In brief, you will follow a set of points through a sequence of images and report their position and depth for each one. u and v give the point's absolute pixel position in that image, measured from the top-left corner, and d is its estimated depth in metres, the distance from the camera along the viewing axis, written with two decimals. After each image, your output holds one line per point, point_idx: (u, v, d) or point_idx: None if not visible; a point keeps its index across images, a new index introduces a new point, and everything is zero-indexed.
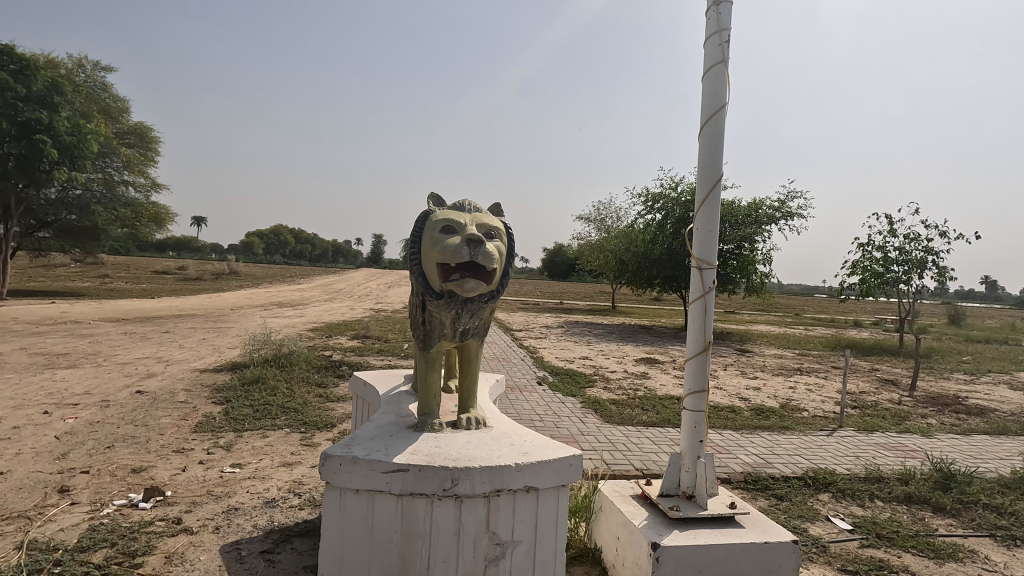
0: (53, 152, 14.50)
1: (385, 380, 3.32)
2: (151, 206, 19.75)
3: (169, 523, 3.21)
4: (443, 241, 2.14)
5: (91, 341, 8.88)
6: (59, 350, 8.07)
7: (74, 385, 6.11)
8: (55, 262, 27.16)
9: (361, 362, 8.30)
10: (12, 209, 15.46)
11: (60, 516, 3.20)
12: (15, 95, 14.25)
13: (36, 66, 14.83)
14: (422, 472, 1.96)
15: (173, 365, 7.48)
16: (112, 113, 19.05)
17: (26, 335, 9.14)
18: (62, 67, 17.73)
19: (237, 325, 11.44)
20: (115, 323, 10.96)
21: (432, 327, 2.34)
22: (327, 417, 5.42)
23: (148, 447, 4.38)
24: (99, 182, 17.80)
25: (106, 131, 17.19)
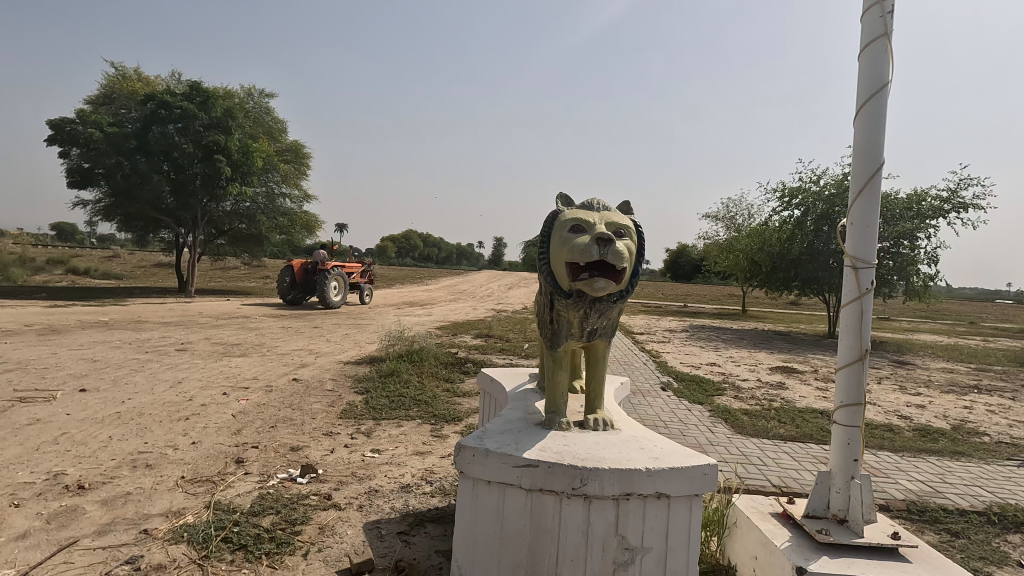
0: (227, 169, 16.94)
1: (511, 377, 3.40)
2: (304, 215, 22.26)
3: (321, 498, 3.57)
4: (572, 239, 2.13)
5: (257, 334, 10.21)
6: (233, 340, 9.39)
7: (245, 371, 7.06)
8: (229, 265, 31.71)
9: (484, 360, 8.61)
10: (198, 220, 18.32)
11: (237, 483, 3.71)
12: (200, 121, 16.85)
13: (216, 96, 17.33)
14: (552, 469, 1.98)
15: (322, 356, 8.35)
16: (274, 134, 21.75)
17: (209, 326, 10.76)
18: (236, 97, 20.62)
19: (374, 321, 12.50)
20: (275, 319, 12.48)
21: (560, 326, 2.34)
22: (454, 411, 5.70)
23: (303, 428, 4.93)
24: (264, 195, 20.46)
25: (269, 149, 19.69)
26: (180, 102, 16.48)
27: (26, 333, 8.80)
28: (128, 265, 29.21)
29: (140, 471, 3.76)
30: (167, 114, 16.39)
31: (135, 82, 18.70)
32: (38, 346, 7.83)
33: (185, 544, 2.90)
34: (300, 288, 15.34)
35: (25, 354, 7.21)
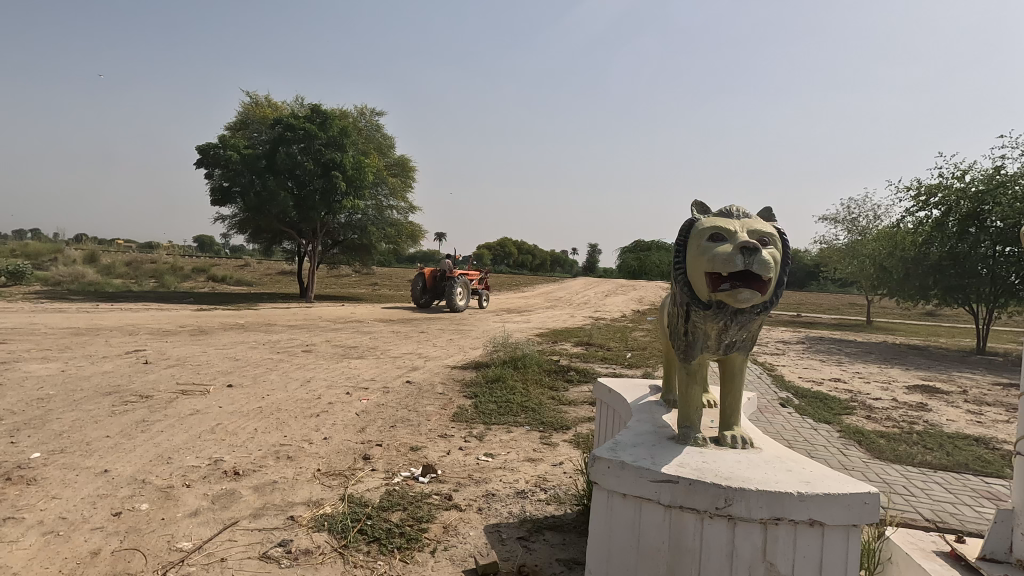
0: (342, 184, 18.29)
1: (631, 389, 3.34)
2: (409, 225, 23.47)
3: (442, 498, 3.71)
4: (712, 249, 2.06)
5: (371, 338, 10.88)
6: (351, 343, 10.08)
7: (363, 373, 7.54)
8: (342, 272, 34.15)
9: (587, 368, 8.54)
10: (317, 232, 19.94)
11: (366, 478, 3.96)
12: (320, 141, 18.35)
13: (333, 117, 18.81)
14: (693, 486, 1.92)
15: (430, 361, 8.73)
16: (383, 149, 23.16)
17: (329, 330, 11.65)
18: (350, 117, 22.27)
19: (476, 327, 12.85)
20: (385, 324, 13.23)
21: (695, 337, 2.26)
22: (562, 419, 5.70)
23: (420, 429, 5.17)
24: (373, 207, 21.85)
25: (379, 164, 21.01)
26: (303, 125, 18.07)
27: (182, 333, 10.04)
28: (257, 273, 32.40)
29: (283, 462, 4.13)
30: (292, 136, 18.05)
31: (266, 109, 20.81)
32: (192, 345, 8.90)
33: (327, 533, 3.14)
34: (430, 294, 17.17)
35: (182, 352, 8.23)
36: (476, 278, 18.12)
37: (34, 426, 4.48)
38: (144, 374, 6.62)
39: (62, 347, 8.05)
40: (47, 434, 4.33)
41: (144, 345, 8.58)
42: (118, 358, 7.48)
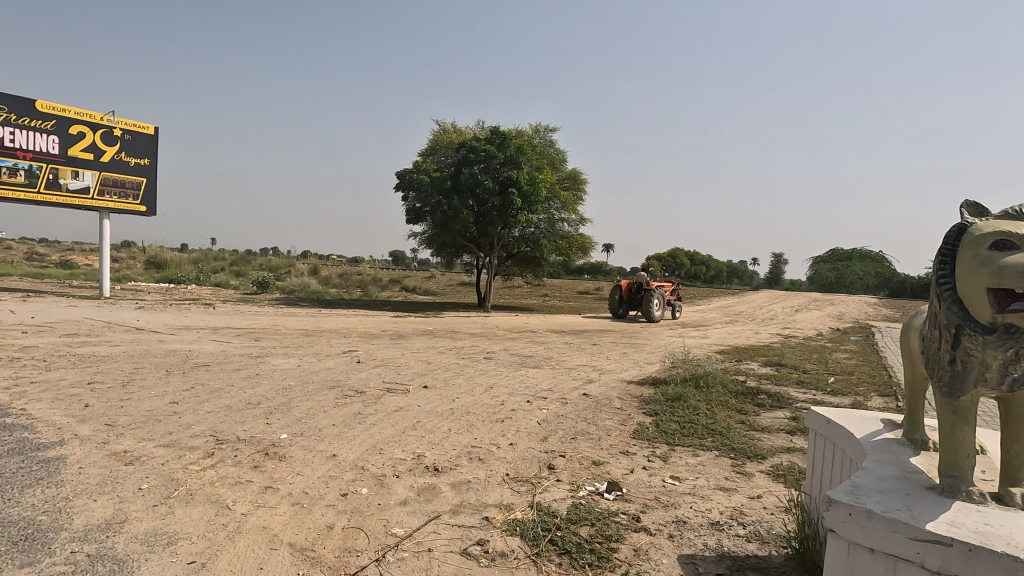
0: (518, 200, 19.16)
1: (857, 422, 2.87)
2: (580, 237, 23.70)
3: (630, 519, 3.59)
4: (998, 260, 1.67)
5: (546, 348, 11.14)
6: (527, 352, 10.43)
7: (541, 382, 7.72)
8: (515, 284, 35.76)
9: (781, 392, 7.66)
10: (495, 245, 21.18)
11: (551, 488, 4.00)
12: (498, 160, 19.48)
13: (510, 137, 19.85)
14: (976, 554, 1.55)
15: (606, 374, 8.62)
16: (555, 164, 23.77)
17: (506, 338, 12.23)
18: (525, 135, 23.31)
19: (650, 341, 12.42)
20: (558, 334, 13.47)
21: (968, 368, 1.84)
22: (756, 447, 5.16)
23: (601, 444, 5.09)
24: (546, 220, 22.54)
25: (552, 178, 21.60)
26: (484, 146, 19.36)
27: (384, 337, 11.37)
28: (441, 284, 35.54)
29: (475, 463, 4.37)
30: (475, 157, 19.49)
31: (452, 134, 22.82)
32: (392, 348, 10.03)
33: (519, 538, 3.23)
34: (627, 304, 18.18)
35: (385, 353, 9.30)
36: (668, 288, 18.51)
37: (281, 411, 5.40)
38: (358, 372, 7.60)
39: (298, 345, 9.64)
40: (290, 419, 5.18)
41: (356, 346, 9.90)
42: (338, 357, 8.71)
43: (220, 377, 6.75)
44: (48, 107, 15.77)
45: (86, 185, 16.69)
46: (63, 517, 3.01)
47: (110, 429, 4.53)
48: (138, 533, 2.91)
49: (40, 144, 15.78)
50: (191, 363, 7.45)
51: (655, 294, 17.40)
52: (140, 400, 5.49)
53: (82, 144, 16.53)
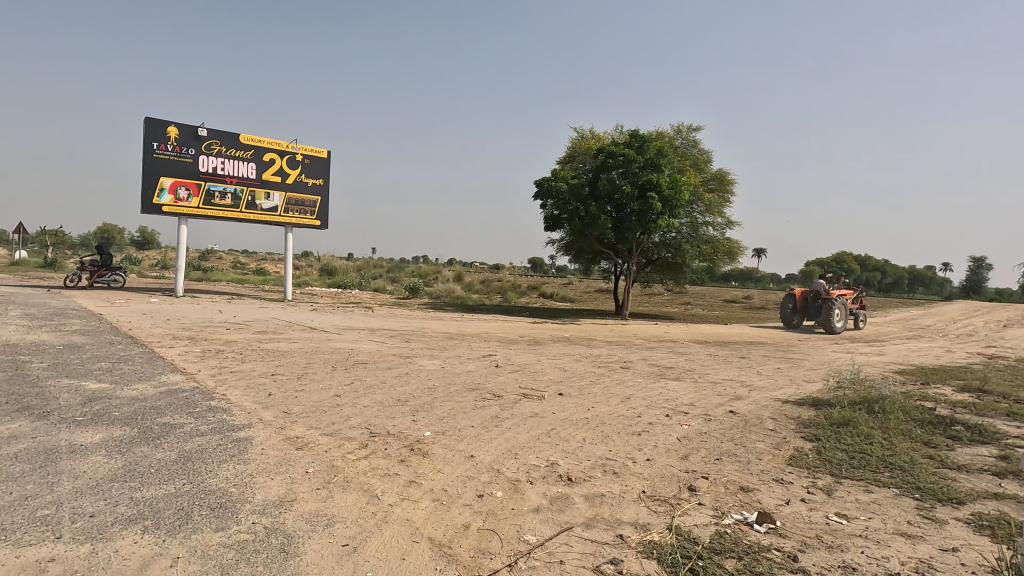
0: (658, 204, 18.46)
1: None
2: (726, 242, 22.15)
3: (785, 557, 3.19)
4: None
5: (687, 359, 10.52)
6: (667, 364, 9.94)
7: (682, 396, 7.29)
8: (655, 291, 34.50)
9: (985, 424, 6.35)
10: (633, 252, 20.67)
11: (692, 512, 3.72)
12: (637, 164, 18.98)
13: (649, 140, 19.25)
14: None
15: (756, 390, 7.88)
16: (699, 164, 22.52)
17: (645, 348, 11.79)
18: (666, 137, 22.46)
19: (810, 357, 11.12)
20: (702, 345, 12.67)
21: None
22: (950, 489, 4.32)
23: (750, 468, 4.64)
24: (688, 225, 21.46)
25: (695, 180, 20.49)
26: (623, 151, 19.00)
27: (522, 343, 11.64)
28: (579, 291, 35.55)
29: (610, 477, 4.23)
30: (613, 162, 19.20)
31: (590, 141, 22.77)
32: (529, 353, 10.22)
33: (656, 562, 3.04)
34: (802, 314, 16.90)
35: (522, 358, 9.51)
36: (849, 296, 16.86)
37: (426, 410, 5.75)
38: (496, 376, 7.85)
39: (443, 347, 10.26)
40: (434, 418, 5.49)
41: (495, 351, 10.26)
42: (477, 360, 9.08)
43: (375, 375, 7.41)
44: (249, 139, 18.76)
45: (275, 204, 19.53)
46: (249, 490, 3.49)
47: (286, 416, 5.19)
48: (304, 511, 3.27)
49: (243, 171, 18.80)
50: (352, 361, 8.29)
51: (836, 305, 15.79)
52: (311, 392, 6.22)
53: (273, 169, 19.37)
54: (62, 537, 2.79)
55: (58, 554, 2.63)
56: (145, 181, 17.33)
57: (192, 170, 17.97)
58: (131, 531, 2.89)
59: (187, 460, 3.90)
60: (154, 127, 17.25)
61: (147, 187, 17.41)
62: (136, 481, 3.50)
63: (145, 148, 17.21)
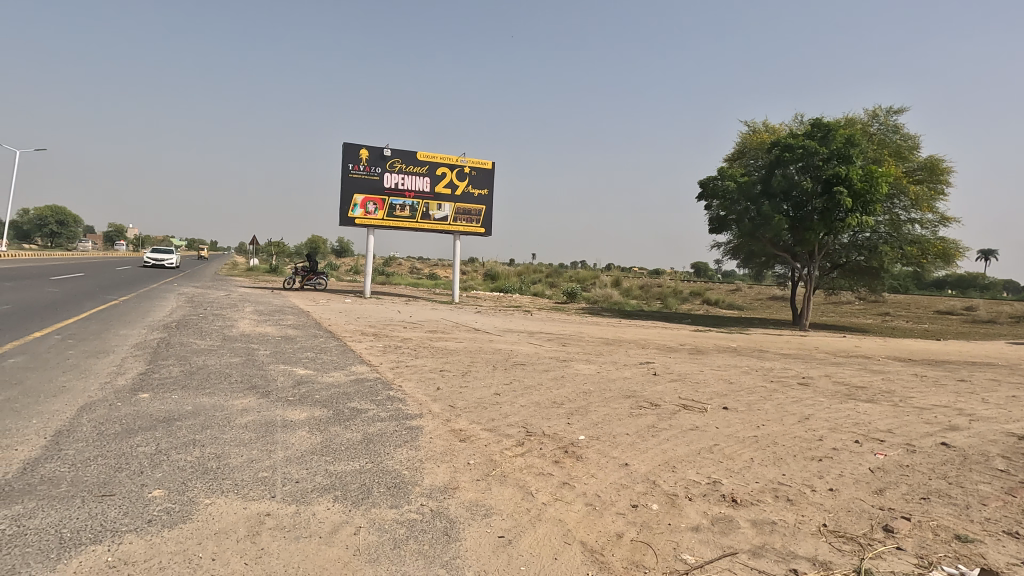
0: (847, 200, 16.17)
1: None
2: (939, 242, 18.62)
3: None
4: None
5: (884, 379, 9.03)
6: (857, 382, 8.65)
7: (877, 421, 6.27)
8: (843, 300, 30.34)
9: None
10: (815, 255, 18.50)
11: (888, 556, 3.18)
12: (820, 156, 16.88)
13: (836, 127, 17.00)
14: None
15: (980, 421, 6.46)
16: (902, 153, 19.27)
17: (829, 364, 10.40)
18: (859, 123, 19.67)
19: None
20: (904, 363, 10.79)
21: None
22: None
23: (970, 514, 3.81)
24: (887, 223, 18.57)
25: (896, 170, 17.59)
26: (803, 142, 17.05)
27: (682, 351, 11.07)
28: (749, 298, 32.76)
29: (782, 504, 3.81)
30: (790, 156, 17.34)
31: (763, 135, 20.86)
32: (690, 363, 9.67)
33: None
34: None
35: (683, 368, 9.03)
36: None
37: (581, 414, 5.76)
38: (654, 384, 7.56)
39: (599, 353, 10.19)
40: (588, 422, 5.47)
41: (653, 358, 9.91)
42: (634, 367, 8.84)
43: (532, 376, 7.63)
44: (424, 156, 20.67)
45: (446, 214, 21.24)
46: (418, 474, 3.83)
47: (452, 409, 5.59)
48: (465, 500, 3.49)
49: (419, 185, 20.77)
50: (511, 362, 8.64)
51: None
52: (473, 389, 6.63)
53: (444, 182, 21.08)
54: (276, 496, 3.34)
55: (273, 510, 3.16)
56: (343, 198, 20.10)
57: (379, 186, 20.37)
58: (326, 498, 3.35)
59: (370, 442, 4.41)
60: (350, 151, 19.94)
61: (344, 203, 20.16)
62: (331, 456, 4.06)
63: (343, 169, 19.96)
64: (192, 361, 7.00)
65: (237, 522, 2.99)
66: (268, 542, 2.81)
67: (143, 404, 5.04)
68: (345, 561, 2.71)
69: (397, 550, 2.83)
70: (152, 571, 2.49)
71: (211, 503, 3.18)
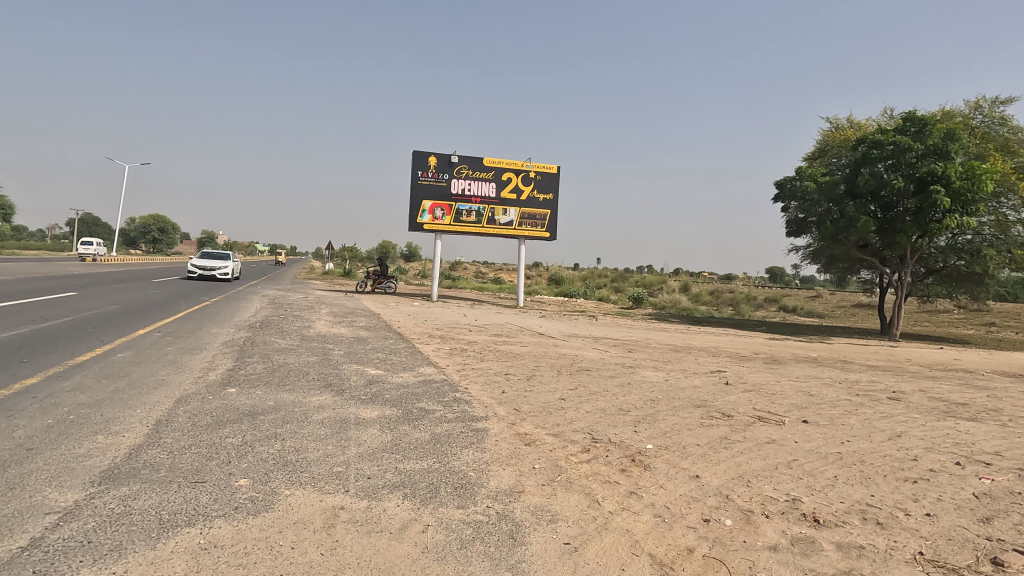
0: (946, 200, 14.82)
1: None
2: None
3: None
4: None
5: (990, 396, 8.19)
6: (958, 399, 7.89)
7: (982, 442, 5.69)
8: (940, 308, 27.85)
9: None
10: (907, 259, 17.13)
11: None
12: (914, 153, 15.62)
13: (933, 121, 15.70)
14: None
15: None
16: (1010, 147, 17.50)
17: (923, 377, 9.57)
18: (958, 116, 18.07)
19: None
20: (1013, 380, 9.74)
21: None
22: None
23: None
24: (992, 224, 16.89)
25: (1003, 166, 15.99)
26: (894, 138, 15.84)
27: (757, 360, 10.53)
28: (830, 305, 30.81)
29: (871, 527, 3.53)
30: (878, 153, 16.17)
31: (848, 131, 19.60)
32: (765, 373, 9.20)
33: None
34: None
35: (758, 378, 8.59)
36: None
37: (648, 422, 5.60)
38: (726, 394, 7.25)
39: (667, 360, 9.90)
40: (656, 431, 5.32)
41: (725, 367, 9.51)
42: (705, 376, 8.52)
43: (598, 382, 7.52)
44: (491, 162, 20.96)
45: (511, 219, 21.41)
46: (484, 476, 3.87)
47: (517, 413, 5.61)
48: (530, 504, 3.49)
49: (485, 190, 21.06)
50: (576, 367, 8.56)
51: None
52: (538, 393, 6.62)
53: (510, 187, 21.27)
54: (349, 490, 3.48)
55: (346, 504, 3.29)
56: (412, 205, 20.75)
57: (447, 193, 20.88)
58: (395, 495, 3.45)
59: (437, 442, 4.51)
60: (419, 159, 20.57)
61: (413, 209, 20.80)
62: (400, 454, 4.18)
63: (412, 176, 20.63)
64: (274, 359, 7.44)
65: (313, 514, 3.13)
66: (341, 535, 2.93)
67: (230, 398, 5.41)
68: (413, 557, 2.78)
69: (463, 550, 2.87)
70: (238, 555, 2.65)
71: (290, 494, 3.36)
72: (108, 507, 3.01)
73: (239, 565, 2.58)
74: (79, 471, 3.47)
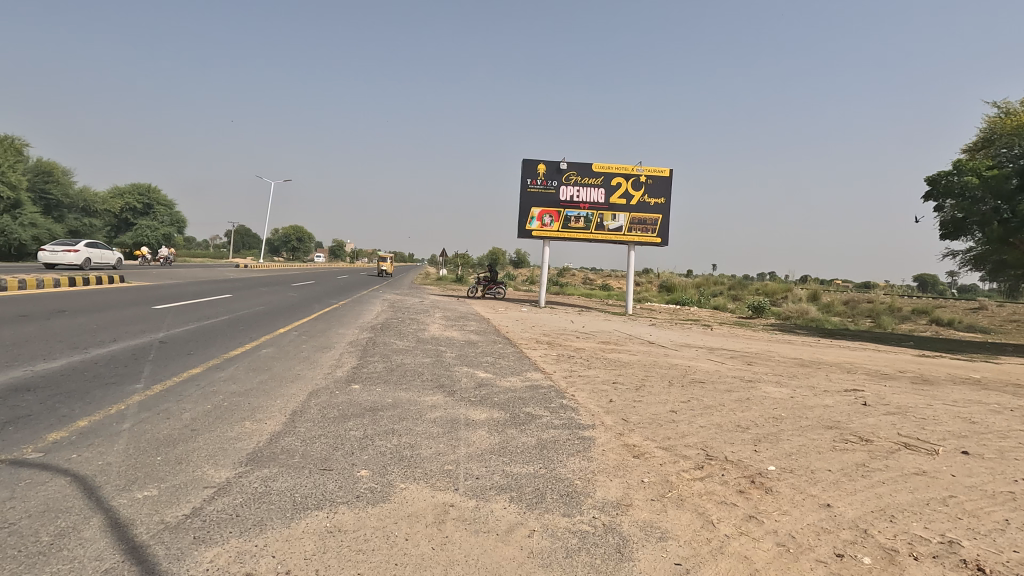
0: None
1: None
2: None
3: None
4: None
5: None
6: None
7: None
8: None
9: None
10: None
11: None
12: None
13: None
14: None
15: None
16: None
17: None
18: None
19: None
20: None
21: None
22: None
23: None
24: None
25: None
26: None
27: (903, 380, 9.32)
28: (997, 319, 26.51)
29: None
30: None
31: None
32: (913, 394, 8.09)
33: None
34: None
35: (904, 400, 7.60)
36: None
37: (770, 442, 5.17)
38: (864, 416, 6.49)
39: (792, 375, 9.09)
40: (780, 452, 4.90)
41: (861, 385, 8.52)
42: (839, 394, 7.70)
43: (712, 396, 7.08)
44: (600, 167, 20.74)
45: (620, 225, 21.01)
46: (591, 486, 3.81)
47: (625, 424, 5.46)
48: (639, 519, 3.37)
49: (594, 197, 20.91)
50: (689, 379, 8.16)
51: None
52: (647, 404, 6.39)
53: (619, 192, 20.90)
54: (459, 489, 3.60)
55: (455, 501, 3.41)
56: (522, 212, 21.16)
57: (555, 200, 21.02)
58: (502, 498, 3.51)
59: (544, 448, 4.51)
60: (530, 167, 20.93)
61: (523, 217, 21.20)
62: (507, 457, 4.25)
63: (522, 184, 21.06)
64: (393, 359, 7.93)
65: (425, 508, 3.28)
66: (451, 531, 3.03)
67: (354, 394, 5.86)
68: (519, 561, 2.80)
69: (570, 559, 2.84)
70: (360, 540, 2.85)
71: (404, 487, 3.55)
72: (252, 486, 3.39)
73: (358, 550, 2.75)
74: (231, 452, 3.95)
